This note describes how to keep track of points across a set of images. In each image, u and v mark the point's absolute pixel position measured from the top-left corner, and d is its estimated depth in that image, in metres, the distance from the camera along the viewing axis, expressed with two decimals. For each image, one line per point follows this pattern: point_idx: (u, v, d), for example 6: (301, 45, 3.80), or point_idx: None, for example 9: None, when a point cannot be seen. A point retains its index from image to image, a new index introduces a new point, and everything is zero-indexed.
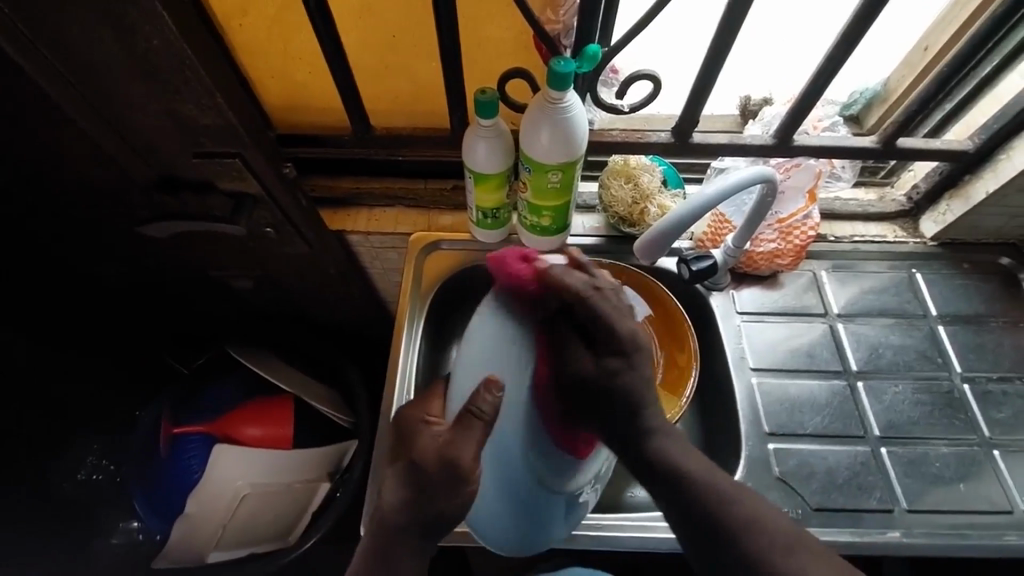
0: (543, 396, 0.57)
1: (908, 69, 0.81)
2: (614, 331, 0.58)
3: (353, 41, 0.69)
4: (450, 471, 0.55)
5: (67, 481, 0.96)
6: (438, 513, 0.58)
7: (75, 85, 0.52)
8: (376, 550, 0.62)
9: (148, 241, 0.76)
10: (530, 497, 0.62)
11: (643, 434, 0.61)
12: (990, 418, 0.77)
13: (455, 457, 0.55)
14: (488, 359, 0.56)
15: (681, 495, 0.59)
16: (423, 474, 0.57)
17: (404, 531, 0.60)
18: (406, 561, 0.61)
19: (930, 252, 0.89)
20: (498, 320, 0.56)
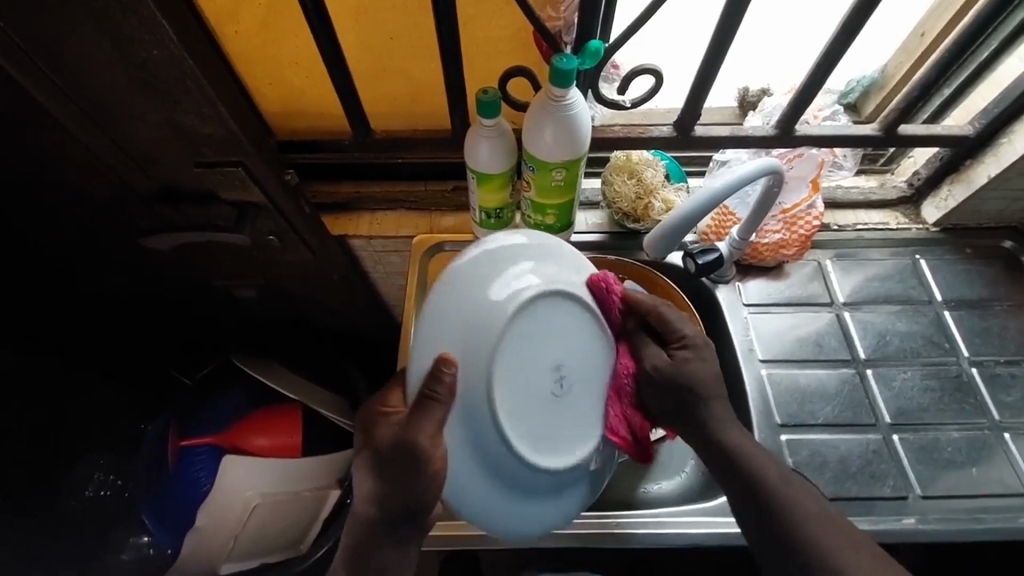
0: (508, 357, 0.56)
1: (906, 56, 0.81)
2: (679, 329, 0.65)
3: (351, 44, 0.68)
4: (411, 454, 0.55)
5: (74, 498, 0.95)
6: (408, 501, 0.58)
7: (72, 98, 0.52)
8: (355, 548, 0.61)
9: (149, 253, 0.75)
10: (517, 471, 0.57)
11: (712, 427, 0.63)
12: (1000, 401, 0.78)
13: (414, 438, 0.55)
14: (453, 328, 0.57)
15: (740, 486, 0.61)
16: (388, 462, 0.58)
17: (380, 525, 0.60)
18: (388, 555, 0.61)
19: (933, 238, 0.89)
20: (465, 290, 0.58)
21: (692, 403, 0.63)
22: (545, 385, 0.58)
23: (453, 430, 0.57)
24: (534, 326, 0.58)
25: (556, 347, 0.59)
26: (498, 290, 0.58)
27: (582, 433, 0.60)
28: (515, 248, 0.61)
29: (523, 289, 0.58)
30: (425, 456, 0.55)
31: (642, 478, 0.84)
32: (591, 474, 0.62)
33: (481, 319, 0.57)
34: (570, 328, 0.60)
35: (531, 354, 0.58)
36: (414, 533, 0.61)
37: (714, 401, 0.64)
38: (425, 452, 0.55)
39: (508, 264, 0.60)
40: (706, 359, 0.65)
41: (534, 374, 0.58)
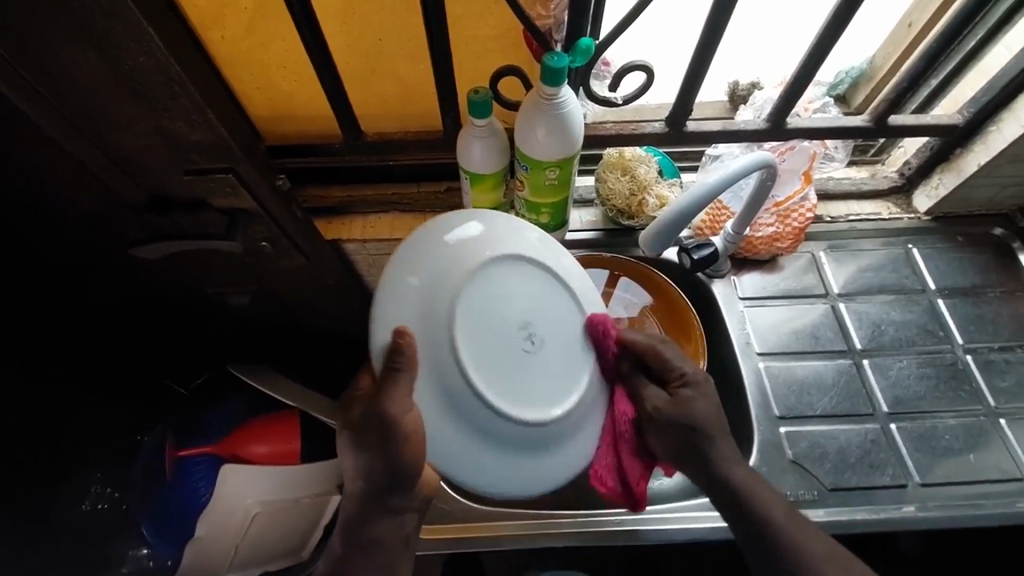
0: (471, 318, 0.57)
1: (893, 47, 0.81)
2: (677, 366, 0.66)
3: (340, 46, 0.67)
4: (386, 426, 0.56)
5: (72, 512, 0.94)
6: (392, 470, 0.59)
7: (57, 108, 0.51)
8: (353, 521, 0.63)
9: (141, 262, 0.75)
10: (500, 427, 0.57)
11: (716, 463, 0.64)
12: (995, 387, 0.78)
13: (386, 411, 0.55)
14: (405, 303, 0.57)
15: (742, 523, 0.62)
16: (366, 436, 0.58)
17: (370, 496, 0.62)
18: (384, 522, 0.63)
19: (925, 226, 0.90)
20: (412, 265, 0.58)
21: (696, 445, 0.64)
22: (515, 343, 0.58)
23: (428, 396, 0.57)
24: (493, 287, 0.58)
25: (520, 305, 0.59)
26: (451, 256, 0.58)
27: (561, 386, 0.60)
28: (462, 217, 0.61)
29: (476, 252, 0.58)
30: (400, 425, 0.56)
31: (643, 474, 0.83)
32: (579, 428, 0.62)
33: (438, 286, 0.57)
34: (532, 286, 0.60)
35: (496, 313, 0.58)
36: (406, 497, 0.62)
37: (718, 439, 0.65)
38: (399, 422, 0.55)
39: (461, 231, 0.59)
40: (707, 395, 0.66)
41: (503, 333, 0.58)
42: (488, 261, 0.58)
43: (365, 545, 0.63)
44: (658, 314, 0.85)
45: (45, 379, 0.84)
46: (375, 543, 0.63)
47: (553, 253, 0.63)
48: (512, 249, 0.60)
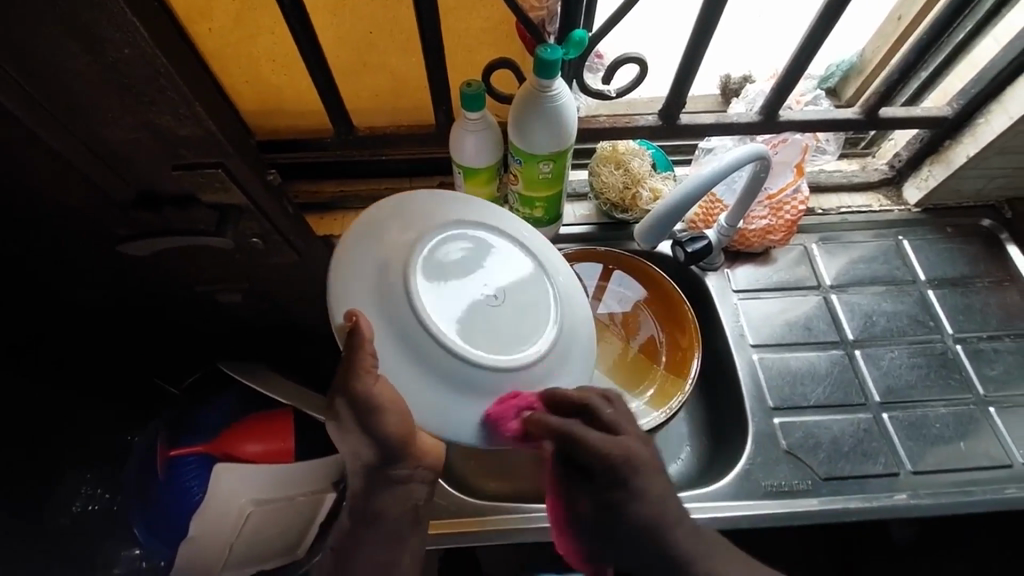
0: (421, 272, 0.59)
1: (882, 40, 0.82)
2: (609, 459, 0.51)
3: (331, 40, 0.67)
4: (361, 407, 0.54)
5: (62, 514, 0.92)
6: (382, 446, 0.56)
7: (39, 101, 0.49)
8: (360, 496, 0.61)
9: (129, 260, 0.73)
10: (475, 379, 0.58)
11: None
12: (984, 375, 0.80)
13: (358, 392, 0.53)
14: (358, 283, 0.58)
15: None
16: (347, 416, 0.56)
17: (369, 474, 0.59)
18: (388, 496, 0.60)
19: (914, 218, 0.91)
20: (359, 247, 0.60)
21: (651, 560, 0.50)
22: (477, 300, 0.61)
23: (394, 355, 0.57)
24: (440, 253, 0.61)
25: (467, 260, 0.62)
26: (390, 225, 0.61)
27: (524, 329, 0.62)
28: (401, 201, 0.64)
29: (415, 220, 0.62)
30: (373, 403, 0.53)
31: None
32: (554, 371, 0.62)
33: (383, 252, 0.59)
34: (475, 241, 0.64)
35: (446, 273, 0.60)
36: (406, 469, 0.59)
37: (686, 541, 0.50)
38: (372, 400, 0.53)
39: (400, 206, 0.63)
40: (648, 490, 0.51)
41: (460, 291, 0.60)
42: (428, 224, 0.62)
43: (377, 524, 0.61)
44: (653, 308, 0.85)
45: (32, 379, 0.83)
46: (384, 518, 0.61)
47: (488, 211, 0.67)
48: (451, 216, 0.64)
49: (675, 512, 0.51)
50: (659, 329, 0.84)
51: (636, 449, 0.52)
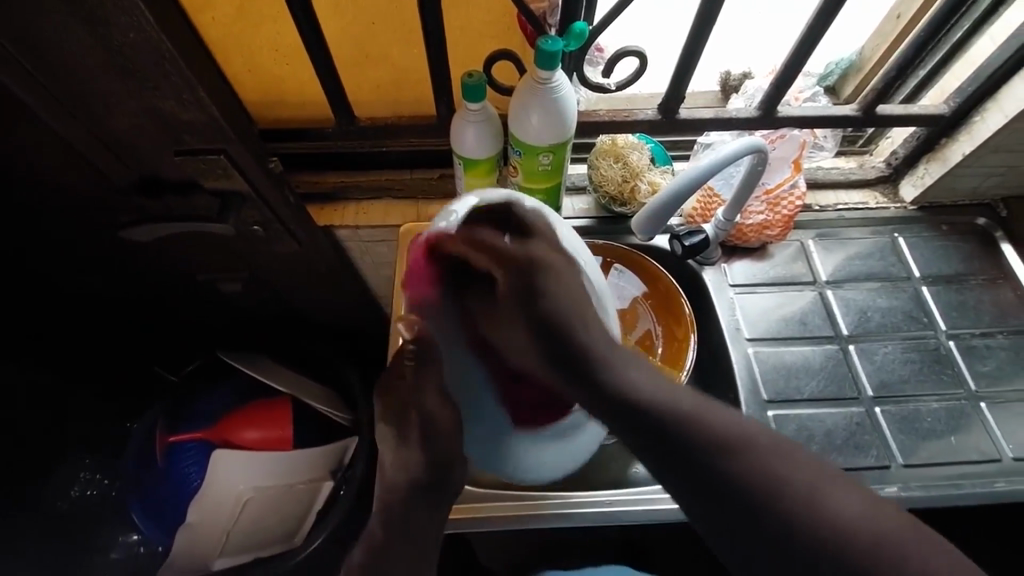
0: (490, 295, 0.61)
1: (881, 39, 0.82)
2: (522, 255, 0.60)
3: (334, 30, 0.67)
4: (423, 418, 0.62)
5: (61, 498, 0.95)
6: (431, 462, 0.62)
7: (44, 84, 0.50)
8: (394, 519, 0.62)
9: (130, 246, 0.74)
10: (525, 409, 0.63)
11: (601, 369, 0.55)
12: (976, 371, 0.80)
13: (422, 403, 0.62)
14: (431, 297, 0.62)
15: (670, 439, 0.49)
16: (413, 429, 0.63)
17: (412, 492, 0.62)
18: (425, 519, 0.62)
19: (911, 216, 0.91)
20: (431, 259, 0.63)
21: (561, 347, 0.57)
22: None
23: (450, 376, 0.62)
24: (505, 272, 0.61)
25: None
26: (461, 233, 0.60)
27: None
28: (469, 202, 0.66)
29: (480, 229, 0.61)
30: (434, 420, 0.61)
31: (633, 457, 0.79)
32: None
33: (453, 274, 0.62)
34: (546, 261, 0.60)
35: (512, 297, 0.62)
36: (447, 497, 0.63)
37: (594, 331, 0.57)
38: (431, 416, 0.61)
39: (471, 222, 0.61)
40: (557, 284, 0.59)
41: None
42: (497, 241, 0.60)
43: (412, 536, 0.62)
44: (652, 301, 0.85)
45: (32, 363, 0.84)
46: (422, 541, 0.62)
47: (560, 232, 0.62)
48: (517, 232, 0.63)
49: (580, 317, 0.58)
50: (656, 323, 0.85)
51: (540, 251, 0.60)
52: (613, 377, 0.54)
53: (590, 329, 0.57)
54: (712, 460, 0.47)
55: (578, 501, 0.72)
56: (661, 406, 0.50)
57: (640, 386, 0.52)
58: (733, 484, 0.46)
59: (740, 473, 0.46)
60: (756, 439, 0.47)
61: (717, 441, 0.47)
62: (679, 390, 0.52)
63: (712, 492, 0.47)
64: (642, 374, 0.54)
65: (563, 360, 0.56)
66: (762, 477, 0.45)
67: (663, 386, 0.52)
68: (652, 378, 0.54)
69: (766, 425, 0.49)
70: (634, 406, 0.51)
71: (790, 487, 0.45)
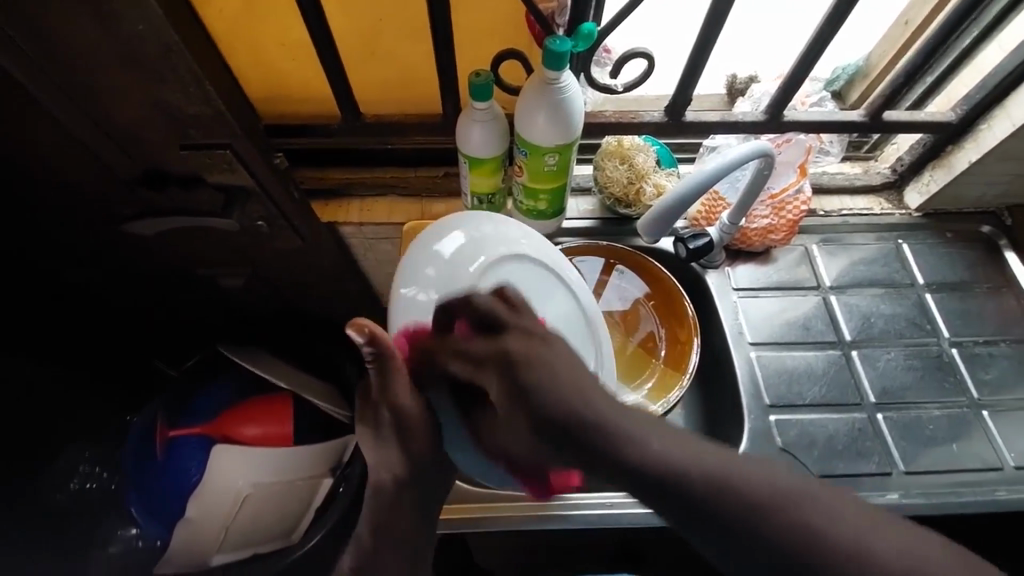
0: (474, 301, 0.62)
1: (889, 44, 0.82)
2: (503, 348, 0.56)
3: (342, 26, 0.67)
4: (398, 416, 0.57)
5: (60, 491, 0.94)
6: (413, 459, 0.57)
7: (50, 75, 0.50)
8: (379, 518, 0.56)
9: (132, 239, 0.74)
10: None
11: (613, 448, 0.47)
12: (979, 379, 0.80)
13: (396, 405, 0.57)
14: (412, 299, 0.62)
15: (696, 506, 0.43)
16: (387, 426, 0.58)
17: (395, 490, 0.57)
18: (410, 518, 0.57)
19: (915, 222, 0.91)
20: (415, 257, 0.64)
21: (569, 433, 0.49)
22: None
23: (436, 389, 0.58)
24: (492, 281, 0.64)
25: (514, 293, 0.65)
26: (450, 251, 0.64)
27: None
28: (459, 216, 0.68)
29: (463, 252, 0.64)
30: (409, 414, 0.57)
31: None
32: None
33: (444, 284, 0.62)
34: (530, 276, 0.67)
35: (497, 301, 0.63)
36: (433, 493, 0.58)
37: (596, 407, 0.50)
38: (406, 413, 0.57)
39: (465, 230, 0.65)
40: (547, 369, 0.54)
41: None
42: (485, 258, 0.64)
43: (399, 543, 0.56)
44: (654, 303, 0.85)
45: (34, 354, 0.84)
46: (408, 540, 0.56)
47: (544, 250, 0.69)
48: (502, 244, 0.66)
49: (580, 394, 0.51)
50: (659, 325, 0.85)
51: (518, 346, 0.56)
52: (626, 453, 0.47)
53: (594, 404, 0.50)
54: (750, 521, 0.42)
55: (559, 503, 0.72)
56: (692, 472, 0.44)
57: (661, 456, 0.46)
58: (779, 547, 0.41)
59: (790, 530, 0.41)
60: (788, 491, 0.43)
61: (749, 500, 0.42)
62: (694, 448, 0.46)
63: (761, 560, 0.42)
64: (669, 441, 0.47)
65: (575, 446, 0.49)
66: (810, 533, 0.41)
67: (688, 449, 0.46)
68: (675, 438, 0.47)
69: (786, 472, 0.44)
70: (668, 478, 0.45)
71: (834, 534, 0.40)
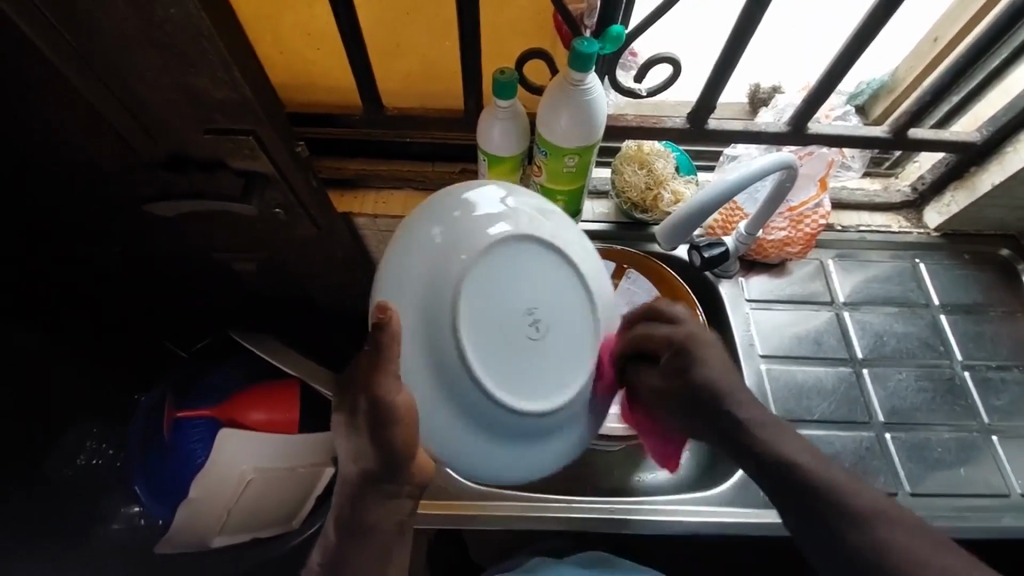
0: (470, 292, 0.54)
1: (916, 61, 0.81)
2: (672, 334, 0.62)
3: (368, 17, 0.67)
4: (373, 409, 0.55)
5: (67, 465, 0.97)
6: (388, 452, 0.57)
7: (79, 53, 0.50)
8: (347, 507, 0.62)
9: (150, 221, 0.74)
10: (490, 413, 0.56)
11: (761, 443, 0.57)
12: (990, 405, 0.80)
13: (376, 397, 0.54)
14: (405, 282, 0.56)
15: (807, 500, 0.53)
16: (363, 417, 0.57)
17: (366, 482, 0.61)
18: (377, 510, 0.62)
19: (933, 242, 0.90)
20: (419, 231, 0.58)
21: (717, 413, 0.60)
22: (520, 330, 0.56)
23: (415, 364, 0.55)
24: (496, 268, 0.55)
25: (520, 284, 0.56)
26: (454, 227, 0.57)
27: (562, 372, 0.57)
28: (474, 188, 0.60)
29: (469, 232, 0.56)
30: (392, 412, 0.54)
31: (636, 467, 0.84)
32: (575, 419, 0.60)
33: (436, 266, 0.55)
34: (550, 267, 0.57)
35: (499, 291, 0.55)
36: (397, 489, 0.61)
37: (745, 407, 0.59)
38: (392, 408, 0.54)
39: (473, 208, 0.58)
40: (705, 361, 0.61)
41: (508, 314, 0.56)
42: (490, 237, 0.55)
43: (363, 529, 0.62)
44: None
45: None
46: (372, 529, 0.62)
47: (566, 231, 0.60)
48: (514, 226, 0.56)
49: (729, 382, 0.60)
50: None
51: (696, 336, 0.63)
52: (767, 450, 0.56)
53: (737, 391, 0.60)
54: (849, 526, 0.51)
55: (577, 507, 0.71)
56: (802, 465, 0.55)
57: (792, 455, 0.55)
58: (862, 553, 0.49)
59: (876, 543, 0.49)
60: (896, 514, 0.50)
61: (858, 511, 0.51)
62: (823, 463, 0.55)
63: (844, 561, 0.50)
64: (791, 440, 0.57)
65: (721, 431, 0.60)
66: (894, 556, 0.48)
67: (808, 451, 0.56)
68: (806, 451, 0.56)
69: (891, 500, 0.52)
70: (796, 476, 0.54)
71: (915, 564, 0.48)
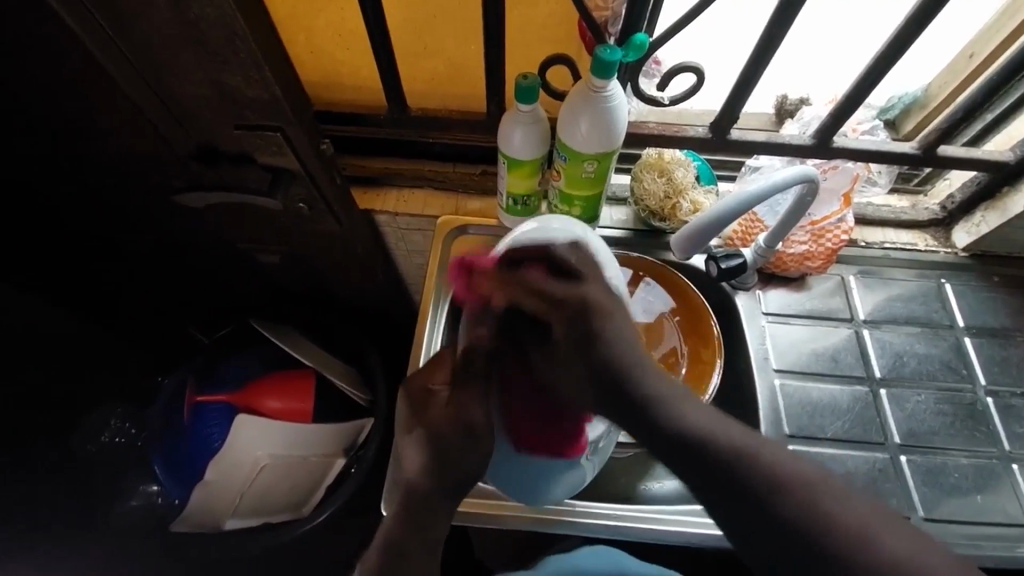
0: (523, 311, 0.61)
1: (951, 76, 0.79)
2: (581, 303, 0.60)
3: (397, 18, 0.68)
4: (456, 415, 0.59)
5: (90, 442, 1.03)
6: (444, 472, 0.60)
7: (119, 47, 0.53)
8: (395, 532, 0.61)
9: (179, 212, 0.78)
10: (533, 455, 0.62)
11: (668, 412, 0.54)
12: (1012, 432, 0.77)
13: (463, 415, 0.59)
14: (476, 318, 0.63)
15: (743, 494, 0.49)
16: (444, 419, 0.60)
17: (420, 501, 0.61)
18: (440, 523, 0.61)
19: (960, 262, 0.88)
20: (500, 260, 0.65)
21: (594, 344, 0.59)
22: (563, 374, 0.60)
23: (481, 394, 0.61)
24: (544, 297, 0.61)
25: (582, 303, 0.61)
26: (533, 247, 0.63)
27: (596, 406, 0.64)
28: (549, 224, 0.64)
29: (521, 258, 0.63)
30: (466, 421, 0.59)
31: (643, 475, 0.81)
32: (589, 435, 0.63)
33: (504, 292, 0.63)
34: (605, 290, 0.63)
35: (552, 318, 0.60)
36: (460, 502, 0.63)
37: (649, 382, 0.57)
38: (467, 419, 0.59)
39: (512, 267, 0.63)
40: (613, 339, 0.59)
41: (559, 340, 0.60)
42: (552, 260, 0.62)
43: (417, 538, 0.60)
44: (679, 319, 0.84)
45: None
46: (437, 540, 0.61)
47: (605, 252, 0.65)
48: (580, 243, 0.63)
49: (634, 362, 0.58)
50: (682, 341, 0.84)
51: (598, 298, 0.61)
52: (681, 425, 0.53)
53: (645, 369, 0.58)
54: (768, 501, 0.48)
55: (575, 510, 0.71)
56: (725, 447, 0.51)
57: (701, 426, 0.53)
58: (791, 527, 0.46)
59: (750, 465, 0.49)
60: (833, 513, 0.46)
61: (772, 480, 0.48)
62: (746, 435, 0.52)
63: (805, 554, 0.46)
64: (699, 412, 0.55)
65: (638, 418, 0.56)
66: (823, 512, 0.46)
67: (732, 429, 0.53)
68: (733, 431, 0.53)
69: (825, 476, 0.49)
70: (695, 443, 0.52)
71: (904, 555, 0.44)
